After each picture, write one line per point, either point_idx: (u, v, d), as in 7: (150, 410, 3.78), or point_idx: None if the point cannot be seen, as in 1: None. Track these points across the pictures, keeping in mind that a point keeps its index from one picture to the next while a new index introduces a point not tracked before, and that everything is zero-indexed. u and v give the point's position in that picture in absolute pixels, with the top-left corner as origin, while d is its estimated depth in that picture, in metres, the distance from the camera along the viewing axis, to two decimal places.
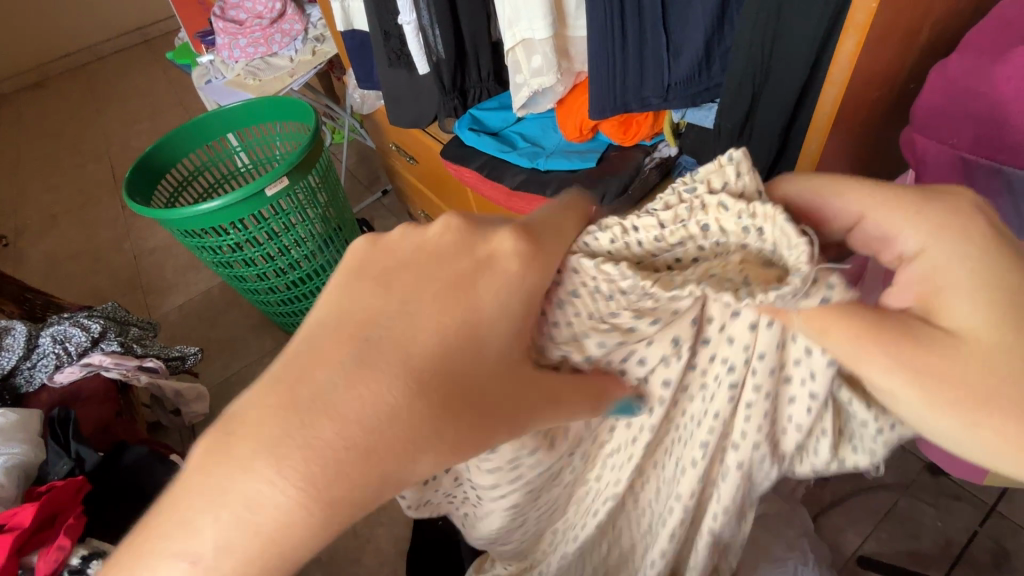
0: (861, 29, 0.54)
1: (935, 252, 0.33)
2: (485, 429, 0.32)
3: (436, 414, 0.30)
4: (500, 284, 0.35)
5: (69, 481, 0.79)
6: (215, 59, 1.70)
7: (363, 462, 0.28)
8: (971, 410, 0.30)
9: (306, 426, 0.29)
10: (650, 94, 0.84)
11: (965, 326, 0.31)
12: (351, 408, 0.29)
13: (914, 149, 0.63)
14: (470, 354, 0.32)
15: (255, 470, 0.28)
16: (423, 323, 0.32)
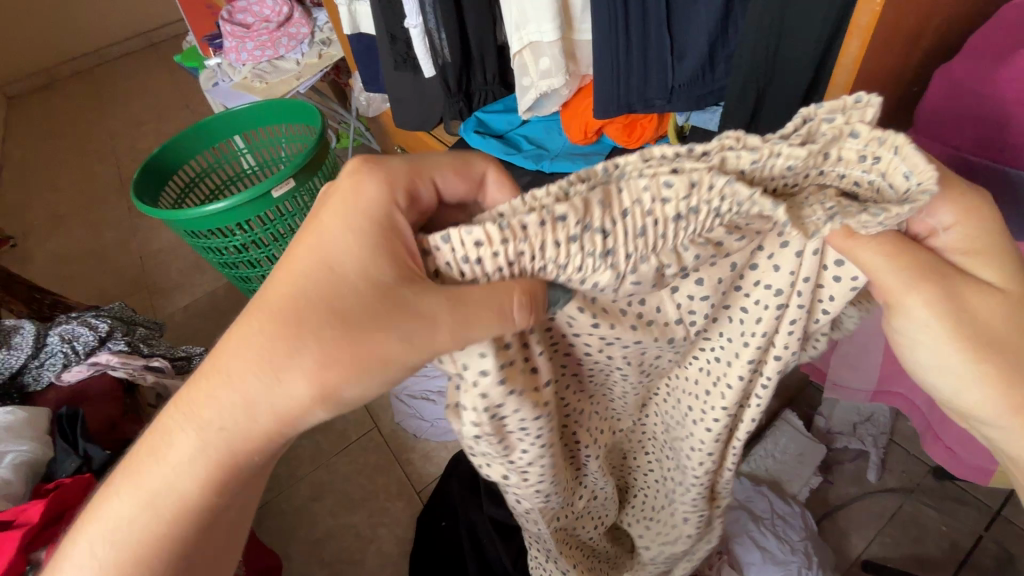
0: (864, 31, 0.54)
1: (970, 229, 0.40)
2: (356, 341, 0.38)
3: (297, 336, 0.38)
4: (345, 229, 0.41)
5: (78, 478, 0.80)
6: (223, 62, 1.72)
7: (255, 377, 0.39)
8: (978, 352, 0.40)
9: (218, 368, 0.41)
10: (654, 96, 0.85)
11: (993, 286, 0.40)
12: (243, 347, 0.40)
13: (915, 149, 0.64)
14: (327, 288, 0.39)
15: (191, 406, 0.42)
16: (290, 277, 0.40)
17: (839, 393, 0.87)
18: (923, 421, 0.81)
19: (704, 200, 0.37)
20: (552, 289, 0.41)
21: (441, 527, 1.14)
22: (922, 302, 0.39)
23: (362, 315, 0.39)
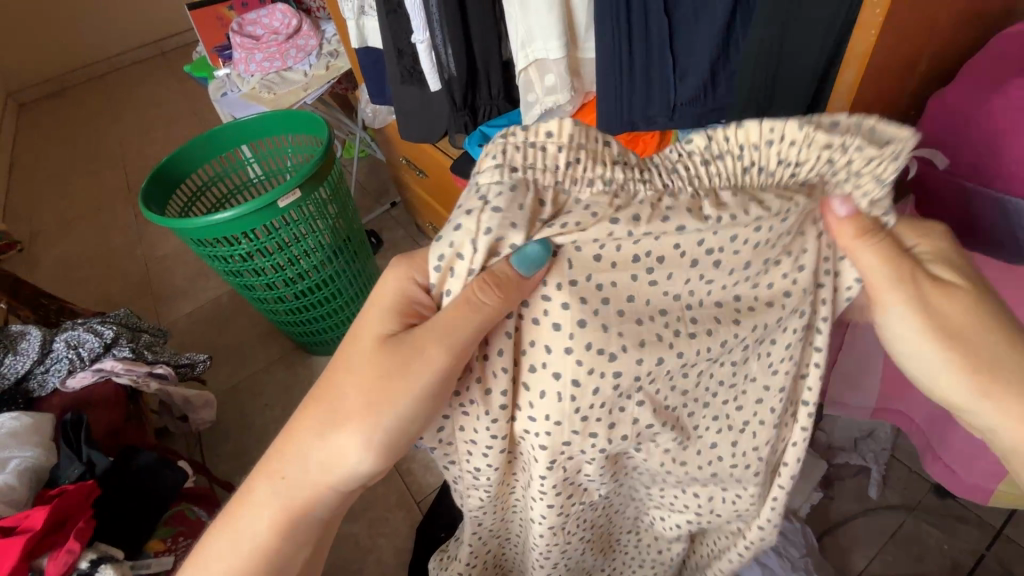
0: (861, 59, 0.55)
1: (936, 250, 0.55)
2: (373, 400, 0.53)
3: (337, 408, 0.54)
4: (375, 312, 0.56)
5: (81, 485, 0.81)
6: (232, 73, 1.75)
7: (310, 437, 0.55)
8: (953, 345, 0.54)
9: (285, 442, 0.56)
10: (656, 114, 0.87)
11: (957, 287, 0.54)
12: (306, 420, 0.55)
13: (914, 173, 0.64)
14: (360, 369, 0.55)
15: (263, 480, 0.56)
16: (344, 370, 0.55)
17: (840, 409, 0.86)
18: (923, 439, 0.81)
19: (723, 147, 0.49)
20: (546, 252, 0.48)
21: (439, 537, 1.14)
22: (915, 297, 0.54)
23: (388, 375, 0.53)
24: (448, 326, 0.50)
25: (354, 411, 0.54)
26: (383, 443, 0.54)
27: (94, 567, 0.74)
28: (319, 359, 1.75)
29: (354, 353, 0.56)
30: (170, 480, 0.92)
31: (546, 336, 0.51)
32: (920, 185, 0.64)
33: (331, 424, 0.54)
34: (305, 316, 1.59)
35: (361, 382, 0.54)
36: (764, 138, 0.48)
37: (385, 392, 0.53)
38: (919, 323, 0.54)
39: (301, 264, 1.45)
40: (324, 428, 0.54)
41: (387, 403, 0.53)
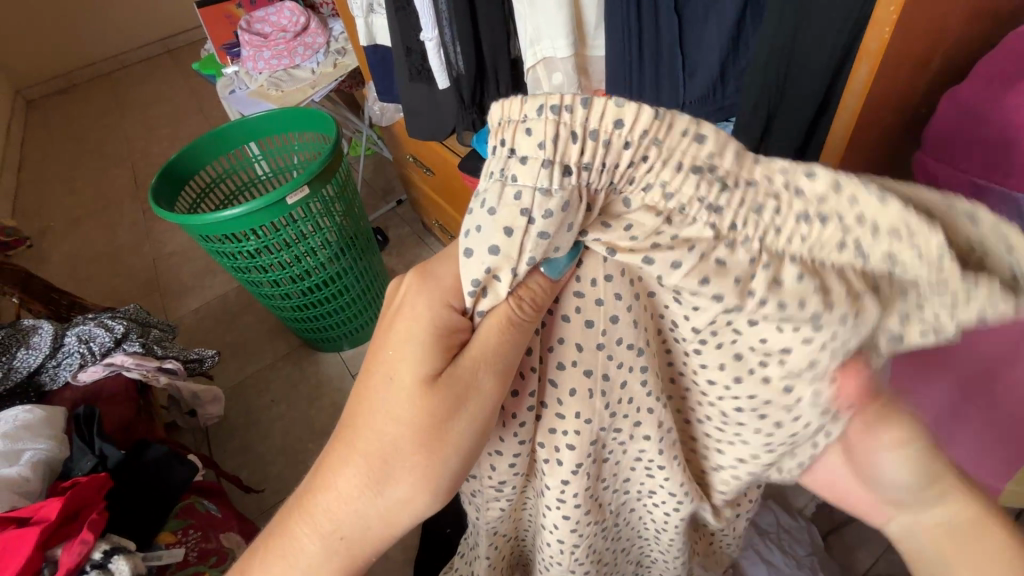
0: (875, 56, 0.49)
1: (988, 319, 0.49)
2: (431, 442, 0.45)
3: (383, 461, 0.45)
4: (404, 343, 0.47)
5: (94, 477, 0.82)
6: (240, 71, 1.76)
7: (356, 498, 0.45)
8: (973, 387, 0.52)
9: (320, 506, 0.46)
10: (664, 112, 0.86)
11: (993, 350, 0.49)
12: (343, 479, 0.45)
13: (926, 169, 0.61)
14: (399, 411, 0.45)
15: (301, 551, 0.46)
16: (376, 412, 0.46)
17: None
18: None
19: (838, 206, 0.39)
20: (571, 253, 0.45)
21: (445, 534, 1.15)
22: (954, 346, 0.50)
23: (440, 413, 0.45)
24: (495, 347, 0.47)
25: (405, 461, 0.45)
26: (446, 487, 0.47)
27: (106, 558, 0.75)
28: (324, 356, 1.76)
29: (387, 388, 0.46)
30: (180, 473, 0.93)
31: (577, 334, 0.51)
32: (932, 179, 0.60)
33: (371, 471, 0.45)
34: (310, 313, 1.60)
35: (404, 427, 0.45)
36: (871, 221, 0.39)
37: (441, 430, 0.46)
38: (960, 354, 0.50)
39: (308, 261, 1.46)
40: (373, 488, 0.45)
41: (447, 441, 0.46)
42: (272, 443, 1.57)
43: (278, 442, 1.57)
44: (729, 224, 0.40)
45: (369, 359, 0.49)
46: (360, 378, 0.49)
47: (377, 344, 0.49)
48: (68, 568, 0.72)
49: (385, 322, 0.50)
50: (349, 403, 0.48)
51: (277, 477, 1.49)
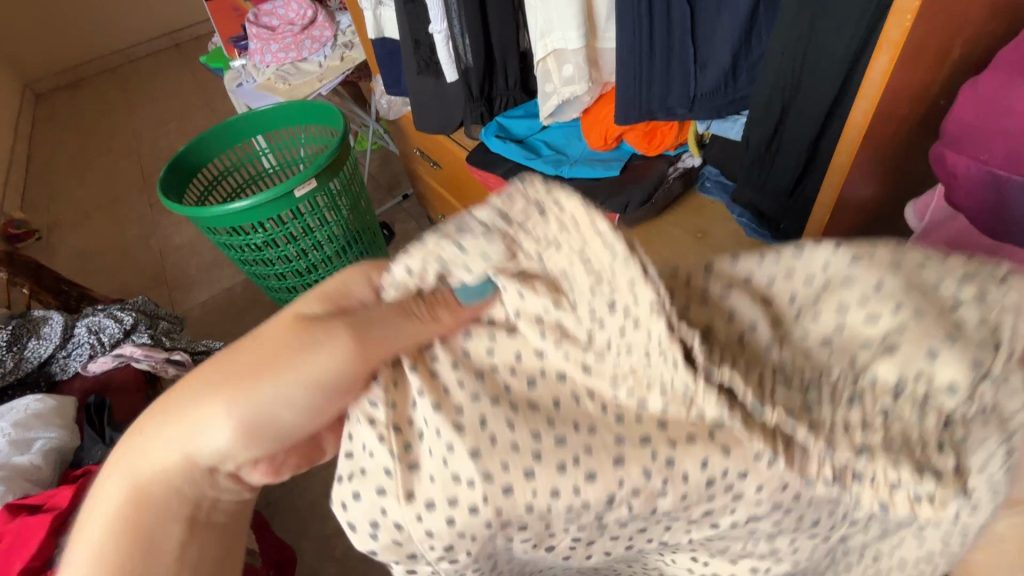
0: (894, 46, 0.46)
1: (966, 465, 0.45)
2: (246, 374, 0.42)
3: (208, 371, 0.43)
4: (310, 294, 0.47)
5: (105, 466, 0.83)
6: (247, 64, 1.76)
7: (167, 401, 0.44)
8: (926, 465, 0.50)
9: (156, 410, 0.45)
10: (675, 104, 0.86)
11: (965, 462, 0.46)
12: (178, 384, 0.45)
13: (944, 164, 0.52)
14: (252, 339, 0.44)
15: (123, 444, 0.45)
16: (259, 331, 0.45)
17: None
18: None
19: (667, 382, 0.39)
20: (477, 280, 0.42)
21: None
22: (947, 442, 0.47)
23: (285, 346, 0.43)
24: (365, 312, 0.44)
25: (222, 380, 0.42)
26: (248, 423, 0.43)
27: None
28: None
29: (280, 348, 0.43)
30: None
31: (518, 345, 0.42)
32: (949, 176, 0.52)
33: (179, 407, 0.43)
34: None
35: (253, 348, 0.43)
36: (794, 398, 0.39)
37: (270, 362, 0.42)
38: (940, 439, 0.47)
39: (312, 255, 1.46)
40: (190, 396, 0.43)
41: (269, 373, 0.42)
42: None
43: None
44: (604, 342, 0.39)
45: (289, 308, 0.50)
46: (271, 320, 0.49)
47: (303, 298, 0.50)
48: None
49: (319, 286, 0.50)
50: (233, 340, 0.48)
51: None
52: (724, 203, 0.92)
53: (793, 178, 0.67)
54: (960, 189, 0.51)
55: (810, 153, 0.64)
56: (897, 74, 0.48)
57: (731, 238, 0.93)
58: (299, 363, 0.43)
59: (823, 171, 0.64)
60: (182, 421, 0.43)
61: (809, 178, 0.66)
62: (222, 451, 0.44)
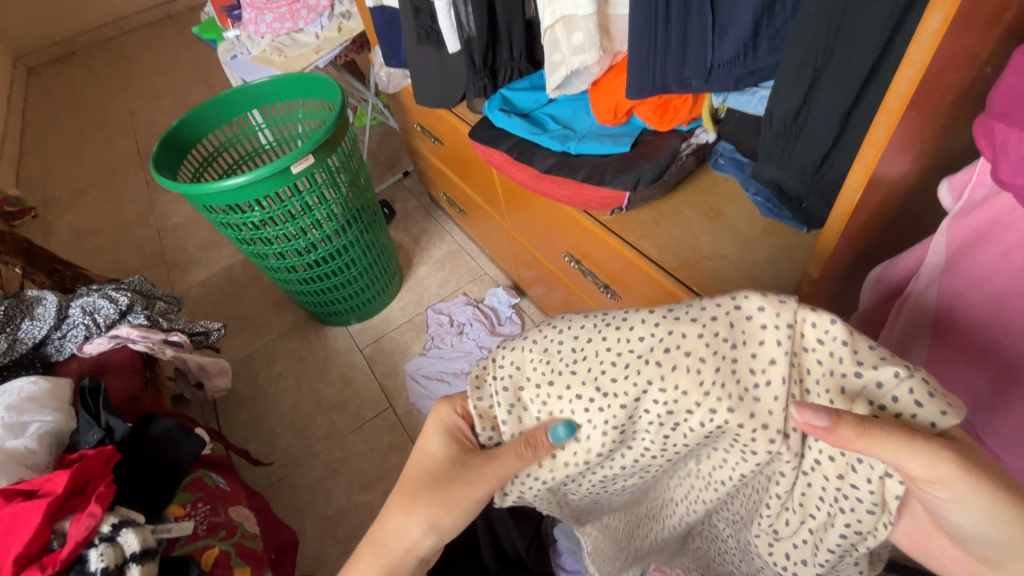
0: (950, 5, 0.41)
1: (956, 483, 0.41)
2: (438, 505, 0.57)
3: (400, 518, 0.58)
4: (431, 449, 0.60)
5: (100, 451, 0.81)
6: (241, 34, 1.70)
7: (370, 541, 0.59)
8: (956, 478, 0.40)
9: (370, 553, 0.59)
10: (691, 75, 0.81)
11: (937, 478, 0.41)
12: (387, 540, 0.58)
13: (992, 138, 0.45)
14: (423, 493, 0.58)
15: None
16: (416, 489, 0.58)
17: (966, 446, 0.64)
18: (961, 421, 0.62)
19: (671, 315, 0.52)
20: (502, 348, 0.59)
21: None
22: (941, 463, 0.40)
23: (444, 495, 0.57)
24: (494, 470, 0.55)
25: (416, 515, 0.57)
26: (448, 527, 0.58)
27: (115, 531, 0.73)
28: (331, 330, 1.74)
29: (442, 500, 0.57)
30: (188, 447, 0.90)
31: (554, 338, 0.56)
32: (996, 151, 0.45)
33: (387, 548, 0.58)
34: (318, 286, 1.56)
35: (429, 488, 0.57)
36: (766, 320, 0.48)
37: (440, 503, 0.57)
38: (946, 466, 0.40)
39: (313, 233, 1.43)
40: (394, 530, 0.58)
41: (446, 507, 0.57)
42: (281, 415, 1.57)
43: (287, 414, 1.57)
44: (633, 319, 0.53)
45: (423, 475, 0.59)
46: (414, 489, 0.59)
47: (424, 465, 0.59)
48: (76, 541, 0.70)
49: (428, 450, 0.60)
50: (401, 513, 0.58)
51: (285, 450, 1.50)
52: (740, 180, 0.89)
53: (821, 153, 0.62)
54: (1005, 170, 0.45)
55: (841, 128, 0.59)
56: (953, 32, 0.43)
57: (745, 217, 0.89)
58: (458, 505, 0.57)
59: (853, 145, 0.60)
60: (391, 549, 0.58)
61: (839, 153, 0.62)
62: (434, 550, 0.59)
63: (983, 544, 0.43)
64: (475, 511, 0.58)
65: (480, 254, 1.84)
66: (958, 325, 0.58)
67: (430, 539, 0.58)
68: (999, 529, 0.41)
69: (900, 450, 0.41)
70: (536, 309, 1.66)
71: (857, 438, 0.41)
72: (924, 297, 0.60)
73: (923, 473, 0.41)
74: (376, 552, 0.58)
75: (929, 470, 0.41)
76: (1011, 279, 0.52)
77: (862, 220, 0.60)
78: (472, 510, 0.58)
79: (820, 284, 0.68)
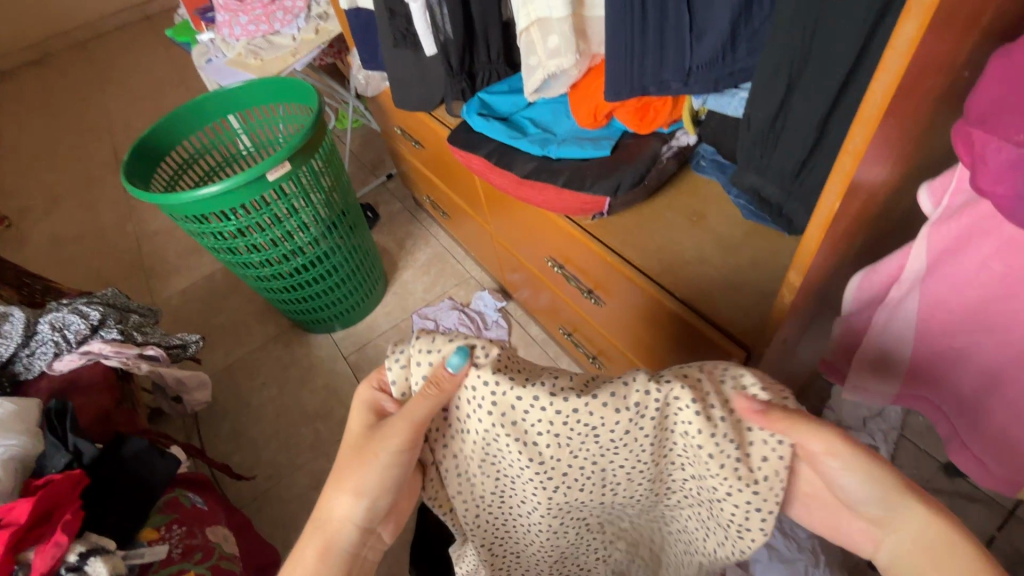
0: (926, 10, 0.40)
1: (835, 447, 0.49)
2: (366, 466, 0.58)
3: (334, 488, 0.59)
4: (355, 414, 0.61)
5: (68, 475, 0.78)
6: (215, 38, 1.66)
7: (313, 525, 0.59)
8: (837, 440, 0.49)
9: (312, 533, 0.59)
10: (670, 78, 0.80)
11: (825, 442, 0.48)
12: (328, 515, 0.59)
13: (970, 146, 0.44)
14: (354, 458, 0.58)
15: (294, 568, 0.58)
16: (347, 459, 0.59)
17: (956, 451, 0.65)
18: (947, 425, 0.64)
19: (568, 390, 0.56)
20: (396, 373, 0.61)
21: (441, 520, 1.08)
22: (824, 438, 0.48)
23: (371, 453, 0.57)
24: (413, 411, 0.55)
25: (349, 481, 0.58)
26: (379, 494, 0.59)
27: (83, 560, 0.71)
28: (315, 338, 1.71)
29: (363, 460, 0.58)
30: (161, 466, 0.88)
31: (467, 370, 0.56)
32: (975, 159, 0.44)
33: (326, 520, 0.59)
34: (302, 293, 1.54)
35: (357, 450, 0.58)
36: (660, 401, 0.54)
37: (366, 460, 0.57)
38: (827, 431, 0.48)
39: (297, 238, 1.40)
40: (331, 499, 0.59)
41: (373, 467, 0.57)
42: (265, 426, 1.54)
43: (271, 424, 1.54)
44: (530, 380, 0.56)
45: (354, 440, 0.59)
46: (348, 455, 0.59)
47: (351, 433, 0.60)
48: (42, 572, 0.68)
49: (356, 416, 0.61)
50: (336, 479, 0.59)
51: (269, 461, 1.47)
52: (722, 183, 0.88)
53: (800, 158, 0.61)
54: (984, 178, 0.44)
55: (818, 134, 0.58)
56: (927, 38, 0.42)
57: (727, 221, 0.88)
58: (381, 463, 0.57)
59: (832, 150, 0.59)
60: (327, 521, 0.59)
61: (817, 160, 0.61)
62: (371, 515, 0.59)
63: (867, 506, 0.50)
64: (404, 470, 0.59)
65: (466, 257, 1.81)
66: (941, 331, 0.58)
67: (362, 504, 0.59)
68: (882, 485, 0.49)
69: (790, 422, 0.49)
70: (522, 312, 1.65)
71: (778, 419, 0.49)
72: (905, 305, 0.59)
73: (808, 441, 0.49)
74: (315, 535, 0.59)
75: (818, 438, 0.49)
76: (990, 285, 0.51)
77: (840, 226, 0.59)
78: (400, 464, 0.58)
79: (802, 289, 0.67)
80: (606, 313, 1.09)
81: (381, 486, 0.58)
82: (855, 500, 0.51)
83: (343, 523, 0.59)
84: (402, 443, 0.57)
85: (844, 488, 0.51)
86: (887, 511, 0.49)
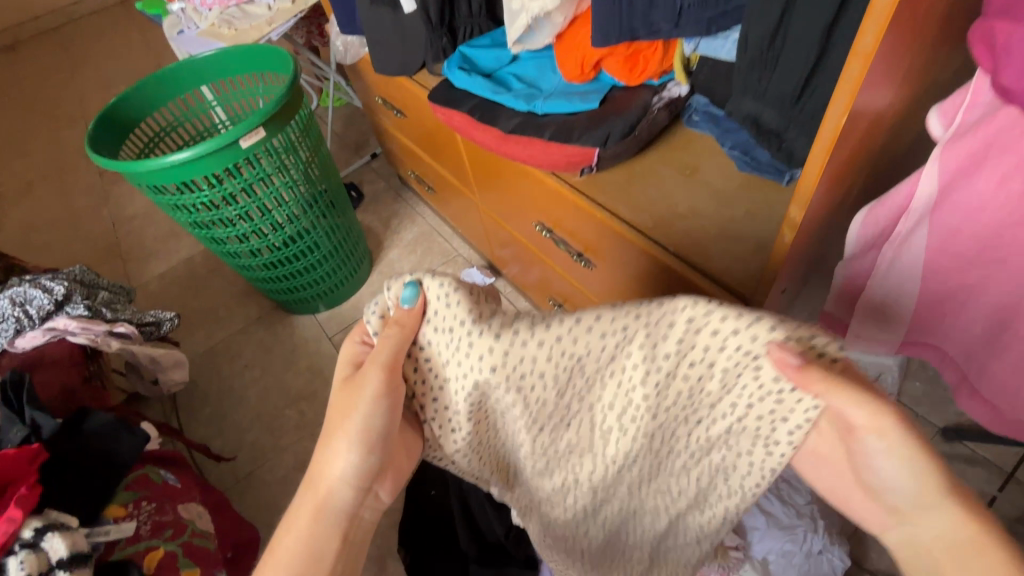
0: None
1: (881, 424, 0.42)
2: (348, 418, 0.54)
3: (322, 445, 0.55)
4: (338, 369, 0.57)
5: (24, 449, 0.72)
6: (187, 8, 1.59)
7: (303, 489, 0.56)
8: (885, 419, 0.42)
9: (302, 496, 0.55)
10: (660, 20, 0.76)
11: (868, 420, 0.42)
12: (316, 475, 0.55)
13: (992, 41, 0.41)
14: (337, 412, 0.55)
15: (284, 537, 0.54)
16: (330, 414, 0.55)
17: (966, 399, 0.62)
18: (956, 371, 0.61)
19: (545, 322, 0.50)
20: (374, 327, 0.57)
21: (430, 496, 1.04)
22: (878, 415, 0.41)
23: (353, 404, 0.53)
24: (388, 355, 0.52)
25: (333, 437, 0.55)
26: (367, 449, 0.55)
27: (39, 537, 0.66)
28: (299, 319, 1.66)
29: (345, 412, 0.54)
30: (128, 443, 0.82)
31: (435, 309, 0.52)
32: (997, 54, 0.41)
33: (313, 481, 0.55)
34: (284, 271, 1.48)
35: (339, 406, 0.55)
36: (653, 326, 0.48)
37: (346, 412, 0.54)
38: (869, 409, 0.42)
39: (276, 212, 1.34)
40: (320, 459, 0.55)
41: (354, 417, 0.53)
42: (248, 409, 1.49)
43: (254, 407, 1.49)
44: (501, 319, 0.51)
45: (336, 394, 0.56)
46: (330, 414, 0.55)
47: (332, 390, 0.56)
48: None
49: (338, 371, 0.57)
50: (324, 436, 0.56)
51: (252, 444, 1.42)
52: (716, 136, 0.83)
53: (801, 78, 0.57)
54: (1008, 72, 0.40)
55: (821, 47, 0.54)
56: None
57: (721, 173, 0.84)
58: (364, 412, 0.53)
59: (836, 66, 0.55)
60: (317, 482, 0.55)
61: (820, 79, 0.57)
62: (360, 472, 0.55)
63: (898, 496, 0.44)
64: (390, 421, 0.55)
65: (453, 235, 1.77)
66: (951, 265, 0.54)
67: (351, 461, 0.55)
68: (922, 475, 0.42)
69: (824, 387, 0.42)
70: (512, 288, 1.61)
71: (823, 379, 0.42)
72: (915, 238, 0.55)
73: (854, 414, 0.42)
74: (305, 497, 0.55)
75: (863, 409, 0.42)
76: (1007, 206, 0.47)
77: (843, 155, 0.55)
78: (385, 415, 0.54)
79: (803, 231, 0.63)
80: (598, 278, 1.05)
81: (366, 438, 0.54)
82: (890, 494, 0.44)
83: (332, 484, 0.55)
84: (386, 388, 0.53)
85: (880, 476, 0.44)
86: (919, 505, 0.42)
